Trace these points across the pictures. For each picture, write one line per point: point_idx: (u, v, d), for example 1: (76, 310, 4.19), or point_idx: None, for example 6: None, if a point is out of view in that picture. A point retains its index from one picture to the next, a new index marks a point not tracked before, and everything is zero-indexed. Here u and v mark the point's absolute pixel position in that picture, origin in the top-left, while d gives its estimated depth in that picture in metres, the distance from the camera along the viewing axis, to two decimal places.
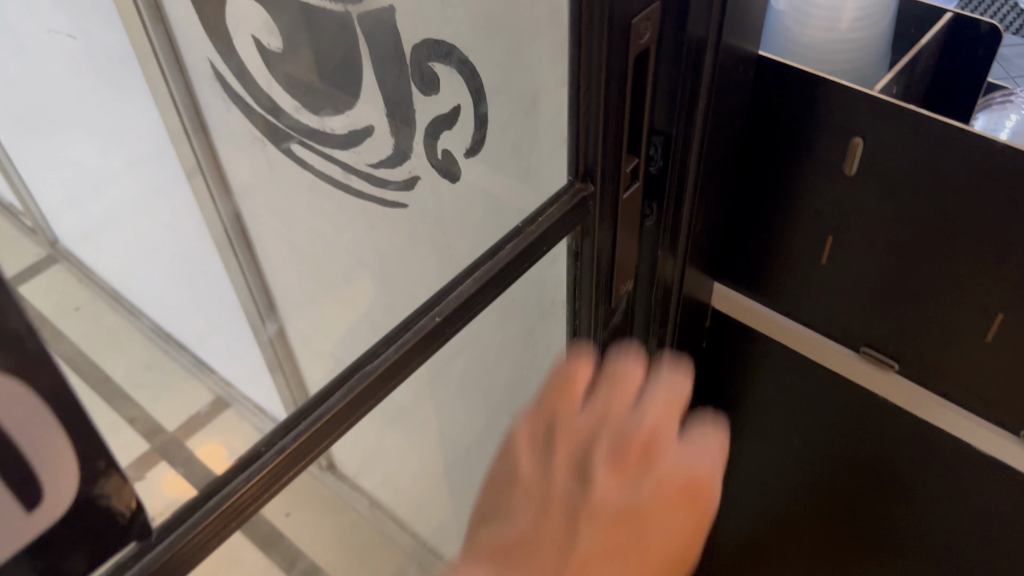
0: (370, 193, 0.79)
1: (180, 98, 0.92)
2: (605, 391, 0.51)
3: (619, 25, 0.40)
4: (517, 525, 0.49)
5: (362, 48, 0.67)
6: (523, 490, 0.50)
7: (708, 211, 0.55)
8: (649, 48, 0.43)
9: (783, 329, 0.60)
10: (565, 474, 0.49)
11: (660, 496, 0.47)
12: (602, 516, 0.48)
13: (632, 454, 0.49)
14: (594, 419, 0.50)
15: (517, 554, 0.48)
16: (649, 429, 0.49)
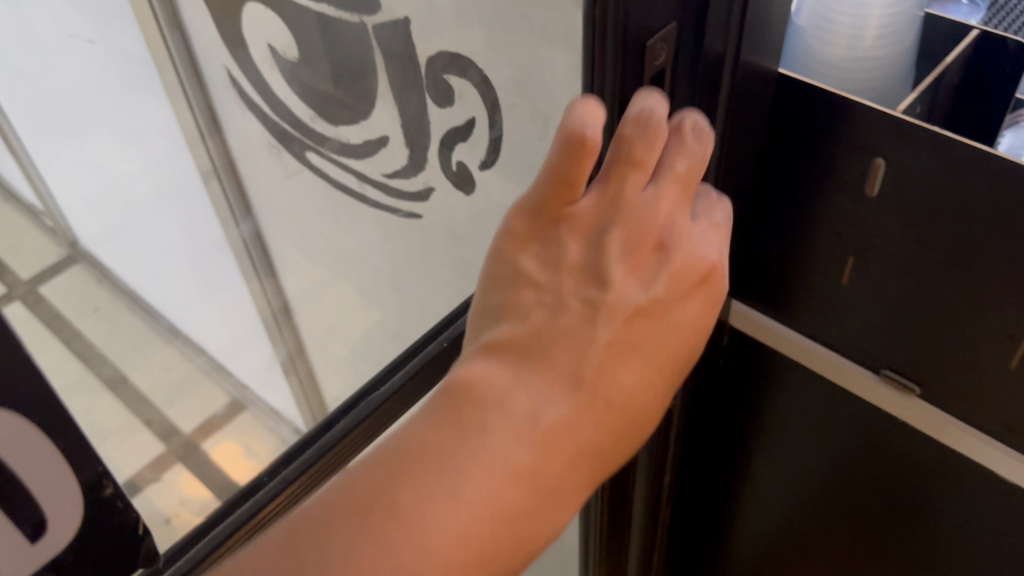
0: (385, 203, 0.79)
1: (197, 103, 0.91)
2: (616, 178, 0.41)
3: (633, 48, 0.41)
4: (528, 319, 0.40)
5: (377, 58, 0.67)
6: (529, 281, 0.41)
7: (725, 228, 0.54)
8: (664, 67, 0.44)
9: (802, 349, 0.59)
10: (577, 276, 0.41)
11: (676, 288, 0.42)
12: (619, 317, 0.40)
13: (646, 247, 0.42)
14: (602, 206, 0.41)
15: (527, 359, 0.39)
16: (669, 225, 0.42)
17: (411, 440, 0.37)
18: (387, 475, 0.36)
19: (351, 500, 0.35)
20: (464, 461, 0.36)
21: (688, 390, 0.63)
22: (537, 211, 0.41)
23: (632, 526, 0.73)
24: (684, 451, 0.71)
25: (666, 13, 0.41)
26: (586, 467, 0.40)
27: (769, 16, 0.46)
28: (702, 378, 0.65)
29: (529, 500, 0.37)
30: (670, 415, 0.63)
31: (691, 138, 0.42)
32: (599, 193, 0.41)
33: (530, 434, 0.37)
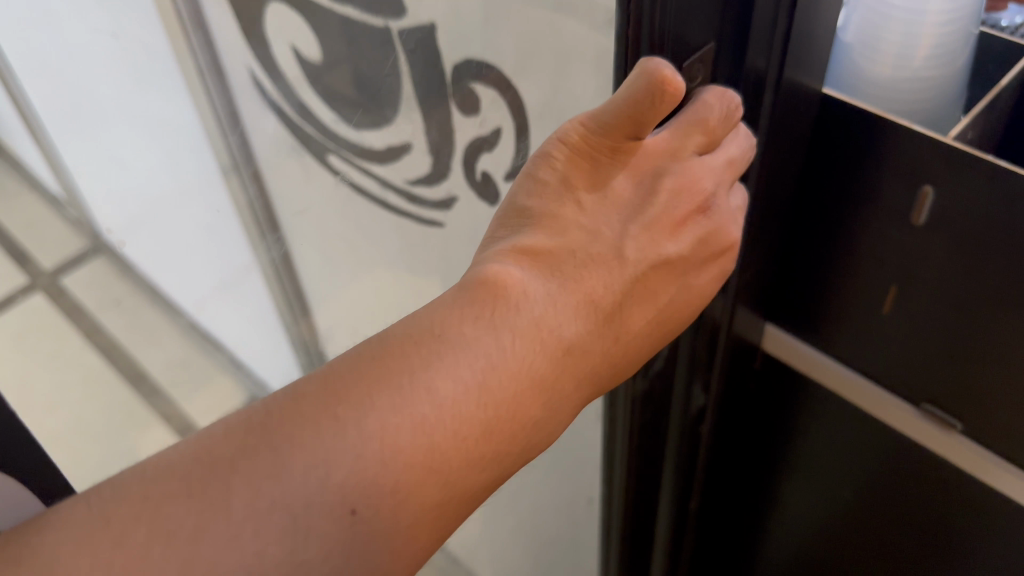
0: (406, 210, 0.77)
1: (217, 98, 0.90)
2: (680, 133, 0.41)
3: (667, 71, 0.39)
4: (564, 235, 0.40)
5: (402, 63, 0.65)
6: (576, 196, 0.40)
7: (763, 251, 0.52)
8: (699, 87, 0.42)
9: (836, 377, 0.57)
10: (619, 206, 0.41)
11: (701, 253, 0.43)
12: (646, 261, 0.40)
13: (692, 204, 0.41)
14: (662, 150, 0.41)
15: (561, 270, 0.39)
16: (718, 187, 0.42)
17: (442, 322, 0.37)
18: (415, 353, 0.35)
19: (381, 370, 0.35)
20: (491, 358, 0.36)
21: (717, 413, 0.61)
22: (598, 138, 0.40)
23: (653, 547, 0.71)
24: (710, 477, 0.68)
25: (705, 33, 0.39)
26: (590, 384, 0.40)
27: (813, 31, 0.44)
28: (733, 400, 0.63)
29: (540, 408, 0.38)
30: (698, 438, 0.61)
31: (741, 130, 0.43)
32: (661, 139, 0.41)
33: (550, 344, 0.37)
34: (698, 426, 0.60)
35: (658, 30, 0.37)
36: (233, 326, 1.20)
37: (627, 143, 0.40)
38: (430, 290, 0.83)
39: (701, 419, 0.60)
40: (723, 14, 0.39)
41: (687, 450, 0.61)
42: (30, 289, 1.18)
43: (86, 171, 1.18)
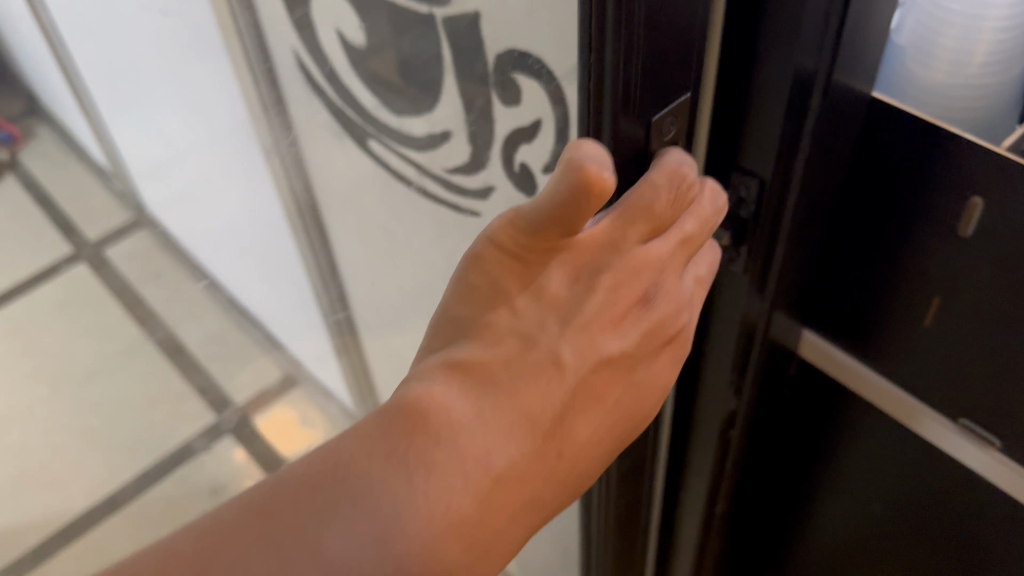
0: (442, 197, 0.77)
1: (261, 78, 0.90)
2: (622, 223, 0.41)
3: (631, 128, 0.40)
4: (499, 346, 0.40)
5: (445, 51, 0.65)
6: (510, 303, 0.40)
7: (802, 260, 0.51)
8: (677, 139, 0.44)
9: (881, 392, 0.56)
10: (554, 310, 0.41)
11: (649, 345, 0.44)
12: (590, 362, 0.41)
13: (633, 297, 0.42)
14: (604, 241, 0.41)
15: (494, 386, 0.39)
16: (660, 277, 0.43)
17: (347, 464, 0.36)
18: (309, 507, 0.34)
19: (264, 529, 0.33)
20: (401, 509, 0.35)
21: (748, 424, 0.59)
22: (528, 236, 0.39)
23: (684, 527, 0.71)
24: (740, 485, 0.67)
25: (675, 90, 0.41)
26: (527, 517, 0.40)
27: (868, 33, 0.42)
28: (765, 409, 0.62)
29: (457, 554, 0.36)
30: (726, 445, 0.60)
31: (703, 199, 0.44)
32: (603, 228, 0.41)
33: (476, 480, 0.37)
34: (727, 432, 0.59)
35: (627, 91, 0.38)
36: (269, 304, 1.22)
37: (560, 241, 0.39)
38: None
39: (730, 424, 0.58)
40: (686, 74, 0.41)
41: (716, 454, 0.61)
42: (75, 257, 1.33)
43: (129, 142, 1.21)
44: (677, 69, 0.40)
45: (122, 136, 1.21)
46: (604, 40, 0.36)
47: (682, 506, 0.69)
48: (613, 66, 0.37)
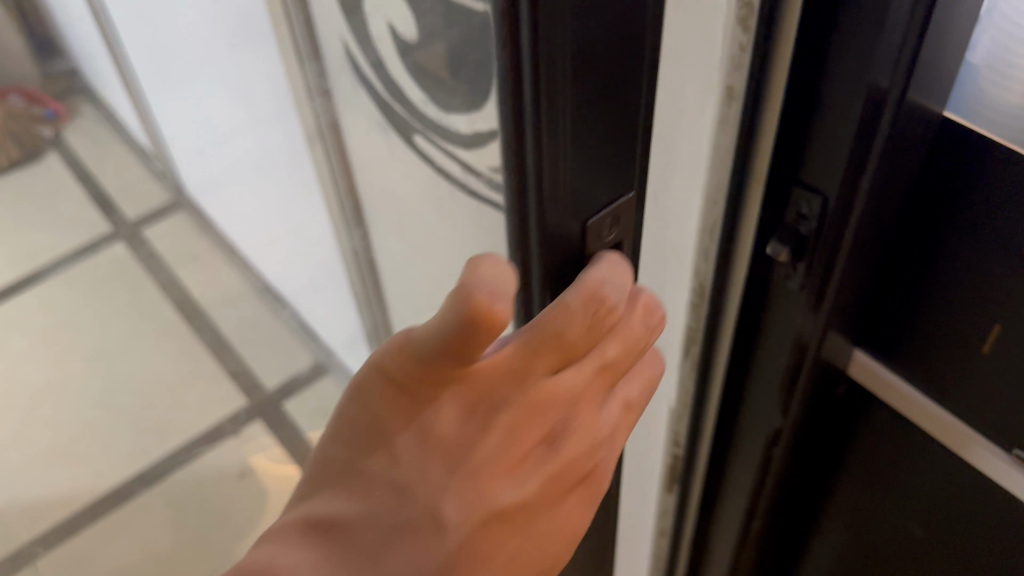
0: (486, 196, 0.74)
1: (310, 66, 0.90)
2: (527, 355, 0.36)
3: (564, 223, 0.38)
4: (369, 497, 0.34)
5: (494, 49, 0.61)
6: (390, 447, 0.35)
7: (859, 281, 0.50)
8: (620, 238, 0.42)
9: (929, 419, 0.54)
10: (442, 454, 0.35)
11: (552, 490, 0.40)
12: (485, 511, 0.36)
13: (535, 436, 0.37)
14: (506, 373, 0.36)
15: (356, 549, 0.33)
16: (568, 411, 0.39)
17: None
18: None
19: None
20: None
21: (793, 441, 0.59)
22: (419, 368, 0.33)
23: (720, 539, 0.71)
24: (781, 502, 0.67)
25: (615, 187, 0.39)
26: None
27: (942, 50, 0.41)
28: (810, 429, 0.61)
29: None
30: (769, 460, 0.61)
31: (622, 327, 0.40)
32: (507, 358, 0.36)
33: None
34: (770, 447, 0.59)
35: (554, 186, 0.36)
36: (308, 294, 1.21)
37: (451, 373, 0.34)
38: None
39: (773, 442, 0.59)
40: (621, 167, 0.38)
41: (757, 466, 0.61)
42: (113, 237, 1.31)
43: (175, 121, 1.24)
44: (615, 158, 0.37)
45: (164, 115, 1.26)
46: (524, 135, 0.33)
47: (719, 516, 0.70)
48: (534, 161, 0.34)
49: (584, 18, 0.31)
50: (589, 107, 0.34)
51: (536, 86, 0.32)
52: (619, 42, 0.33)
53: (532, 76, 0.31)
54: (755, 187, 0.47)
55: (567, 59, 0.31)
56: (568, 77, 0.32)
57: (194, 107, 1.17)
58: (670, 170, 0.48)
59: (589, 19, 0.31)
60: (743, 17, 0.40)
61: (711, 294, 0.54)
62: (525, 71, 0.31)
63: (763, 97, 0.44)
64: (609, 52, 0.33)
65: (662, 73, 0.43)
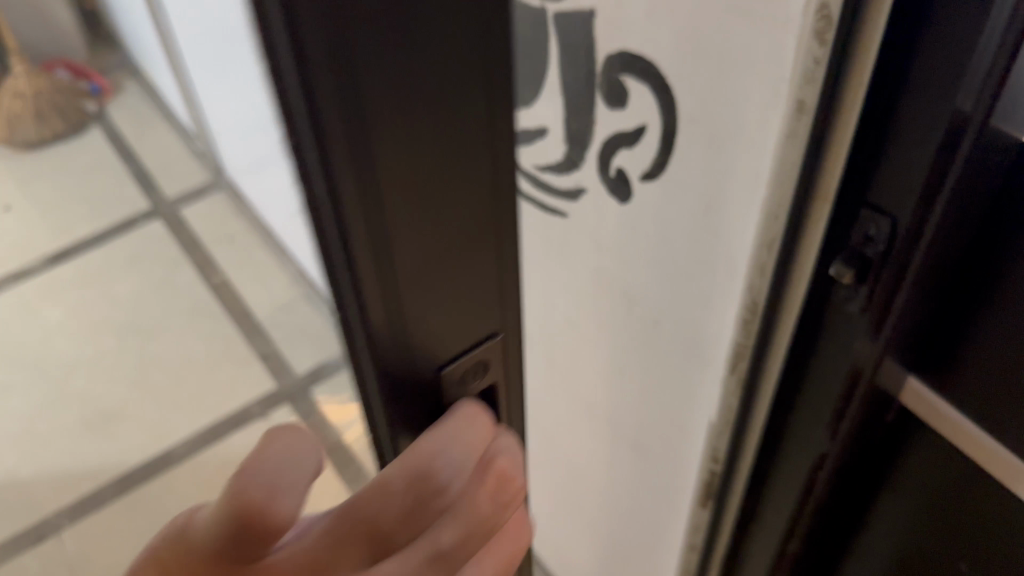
0: (530, 195, 0.68)
1: None
2: (336, 542, 0.32)
3: (411, 362, 0.35)
4: None
5: (552, 50, 0.56)
6: None
7: (919, 306, 0.48)
8: (495, 382, 0.40)
9: (979, 457, 0.51)
10: None
11: None
12: None
13: None
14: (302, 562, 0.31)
15: None
16: None
17: None
18: None
19: None
20: None
21: (837, 465, 0.58)
22: (199, 551, 0.30)
23: (758, 556, 0.70)
24: (821, 524, 0.65)
25: (478, 334, 0.37)
26: None
27: None
28: (855, 454, 0.59)
29: None
30: (811, 483, 0.59)
31: (470, 494, 0.36)
32: (307, 543, 0.31)
33: None
34: (814, 470, 0.58)
35: (386, 323, 0.33)
36: None
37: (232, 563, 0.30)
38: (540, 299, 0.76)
39: (817, 467, 0.58)
40: (483, 308, 0.36)
41: (800, 489, 0.60)
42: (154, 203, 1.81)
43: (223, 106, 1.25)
44: (471, 301, 0.35)
45: (211, 96, 1.29)
46: (341, 271, 0.31)
47: (755, 535, 0.69)
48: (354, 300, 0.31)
49: (385, 40, 0.25)
50: (422, 249, 0.31)
51: (343, 225, 0.29)
52: (453, 182, 0.30)
53: (314, 132, 0.26)
54: (820, 204, 0.46)
55: (369, 160, 0.28)
56: (384, 216, 0.29)
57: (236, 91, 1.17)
58: (728, 179, 0.48)
59: (407, 156, 0.28)
60: (822, 29, 0.39)
61: (763, 311, 0.52)
62: (317, 162, 0.27)
63: (837, 114, 0.42)
64: (441, 194, 0.30)
65: (732, 75, 0.44)
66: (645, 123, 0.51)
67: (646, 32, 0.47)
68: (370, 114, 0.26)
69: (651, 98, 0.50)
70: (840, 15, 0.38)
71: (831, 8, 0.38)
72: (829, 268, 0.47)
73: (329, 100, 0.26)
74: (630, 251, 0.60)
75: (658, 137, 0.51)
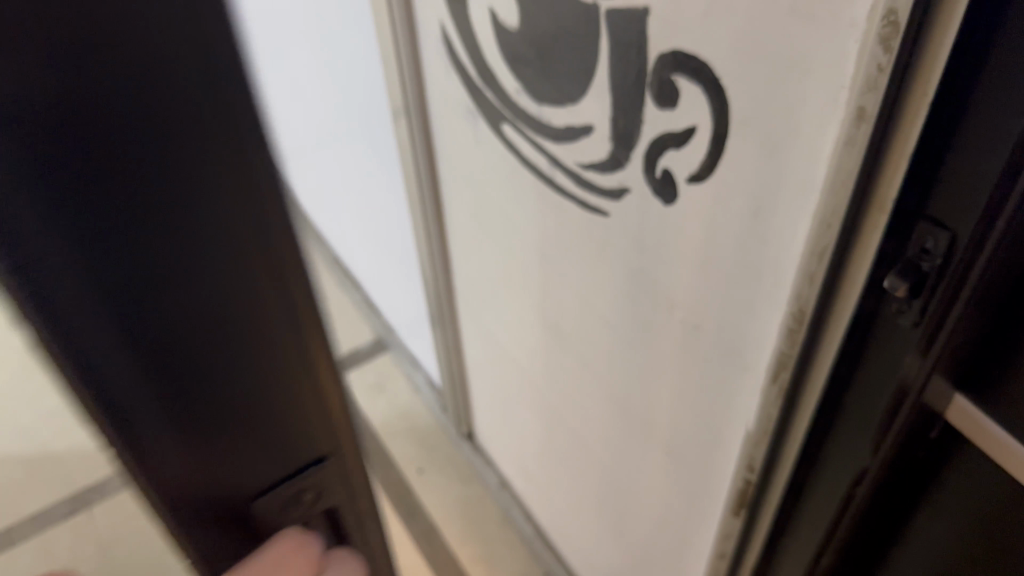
0: (572, 192, 0.68)
1: (404, 56, 0.86)
2: None
3: (203, 480, 0.29)
4: None
5: (603, 48, 0.55)
6: None
7: (974, 325, 0.46)
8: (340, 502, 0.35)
9: None
10: None
11: None
12: None
13: None
14: None
15: None
16: None
17: None
18: None
19: None
20: None
21: (878, 481, 0.56)
22: None
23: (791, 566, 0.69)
24: (859, 540, 0.64)
25: (305, 455, 0.32)
26: None
27: None
28: (896, 473, 0.57)
29: None
30: (850, 498, 0.58)
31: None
32: None
33: None
34: (855, 486, 0.57)
35: (162, 436, 0.27)
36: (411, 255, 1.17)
37: None
38: (576, 294, 0.76)
39: (858, 481, 0.56)
40: (304, 427, 0.31)
41: (839, 502, 0.59)
42: None
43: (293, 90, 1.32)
44: (289, 421, 0.30)
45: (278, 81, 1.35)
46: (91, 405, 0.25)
47: (789, 545, 0.68)
48: (108, 409, 0.25)
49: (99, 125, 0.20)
50: (202, 372, 0.26)
51: (85, 359, 0.24)
52: (235, 298, 0.25)
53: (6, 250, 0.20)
54: (876, 216, 0.44)
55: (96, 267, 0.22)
56: (138, 333, 0.24)
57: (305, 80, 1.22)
58: (781, 187, 0.48)
59: (185, 249, 0.23)
60: (887, 37, 0.38)
61: (811, 320, 0.51)
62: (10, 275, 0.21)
63: (898, 122, 0.41)
64: (216, 313, 0.25)
65: (791, 78, 0.43)
66: (695, 123, 0.50)
67: (702, 31, 0.46)
68: (88, 211, 0.21)
69: (704, 100, 0.49)
70: (907, 23, 0.37)
71: (898, 15, 0.37)
72: (883, 279, 0.46)
73: (55, 169, 0.20)
74: (673, 253, 0.59)
75: (709, 140, 0.50)
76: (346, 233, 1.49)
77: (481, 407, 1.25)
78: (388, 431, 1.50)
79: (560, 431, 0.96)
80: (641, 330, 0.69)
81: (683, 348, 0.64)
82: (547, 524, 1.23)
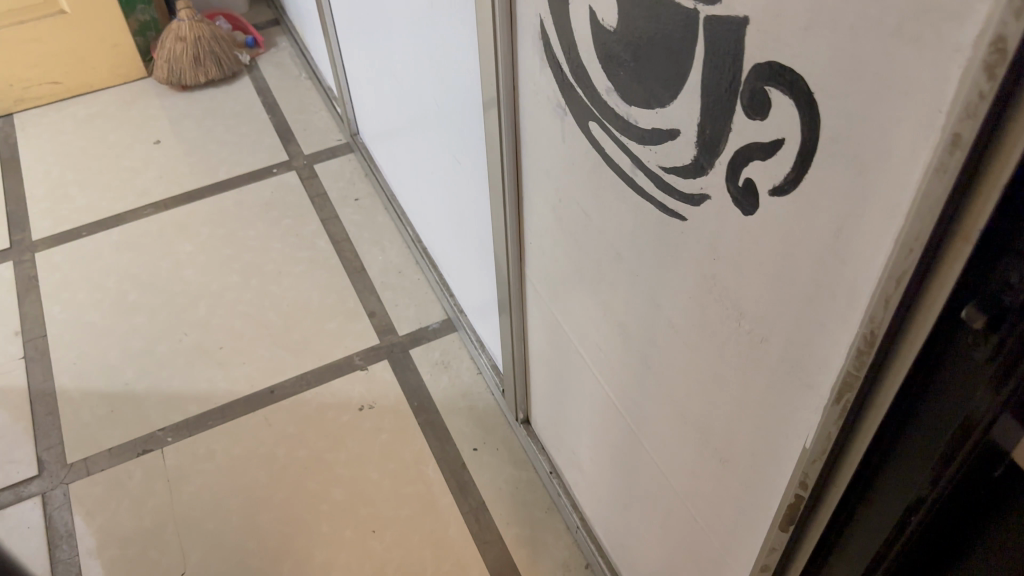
0: (652, 193, 0.69)
1: (500, 50, 0.88)
2: None
3: None
4: None
5: (698, 54, 0.56)
6: None
7: None
8: None
9: None
10: None
11: None
12: None
13: None
14: None
15: None
16: None
17: None
18: None
19: None
20: None
21: (934, 511, 0.56)
22: None
23: None
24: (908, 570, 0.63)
25: None
26: None
27: None
28: (955, 505, 0.56)
29: None
30: (904, 525, 0.57)
31: None
32: None
33: None
34: (909, 513, 0.56)
35: None
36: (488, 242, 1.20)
37: None
38: (645, 293, 0.77)
39: (914, 509, 0.56)
40: None
41: (892, 528, 0.58)
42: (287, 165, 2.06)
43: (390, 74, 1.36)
44: None
45: (379, 62, 1.40)
46: None
47: (835, 566, 0.67)
48: None
49: None
50: None
51: None
52: None
53: None
54: (961, 244, 0.43)
55: None
56: None
57: (403, 64, 1.26)
58: (865, 207, 0.48)
59: None
60: (992, 63, 0.37)
61: (881, 344, 0.50)
62: None
63: (994, 152, 0.40)
64: None
65: (887, 98, 0.43)
66: (783, 137, 0.51)
67: (802, 44, 0.47)
68: None
69: (795, 114, 0.49)
70: (1015, 51, 0.36)
71: (1007, 43, 0.36)
72: (963, 311, 0.45)
73: None
74: (747, 263, 0.60)
75: (795, 154, 0.51)
76: (426, 213, 1.53)
77: (540, 395, 1.27)
78: (448, 407, 1.54)
79: (614, 424, 0.97)
80: (707, 337, 0.69)
81: (748, 359, 0.64)
82: (592, 517, 1.24)
